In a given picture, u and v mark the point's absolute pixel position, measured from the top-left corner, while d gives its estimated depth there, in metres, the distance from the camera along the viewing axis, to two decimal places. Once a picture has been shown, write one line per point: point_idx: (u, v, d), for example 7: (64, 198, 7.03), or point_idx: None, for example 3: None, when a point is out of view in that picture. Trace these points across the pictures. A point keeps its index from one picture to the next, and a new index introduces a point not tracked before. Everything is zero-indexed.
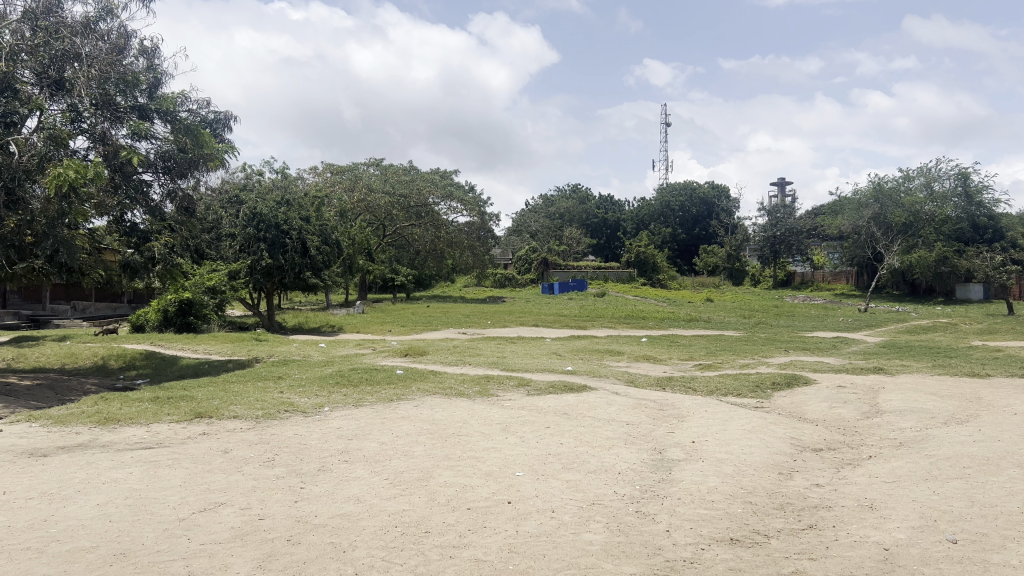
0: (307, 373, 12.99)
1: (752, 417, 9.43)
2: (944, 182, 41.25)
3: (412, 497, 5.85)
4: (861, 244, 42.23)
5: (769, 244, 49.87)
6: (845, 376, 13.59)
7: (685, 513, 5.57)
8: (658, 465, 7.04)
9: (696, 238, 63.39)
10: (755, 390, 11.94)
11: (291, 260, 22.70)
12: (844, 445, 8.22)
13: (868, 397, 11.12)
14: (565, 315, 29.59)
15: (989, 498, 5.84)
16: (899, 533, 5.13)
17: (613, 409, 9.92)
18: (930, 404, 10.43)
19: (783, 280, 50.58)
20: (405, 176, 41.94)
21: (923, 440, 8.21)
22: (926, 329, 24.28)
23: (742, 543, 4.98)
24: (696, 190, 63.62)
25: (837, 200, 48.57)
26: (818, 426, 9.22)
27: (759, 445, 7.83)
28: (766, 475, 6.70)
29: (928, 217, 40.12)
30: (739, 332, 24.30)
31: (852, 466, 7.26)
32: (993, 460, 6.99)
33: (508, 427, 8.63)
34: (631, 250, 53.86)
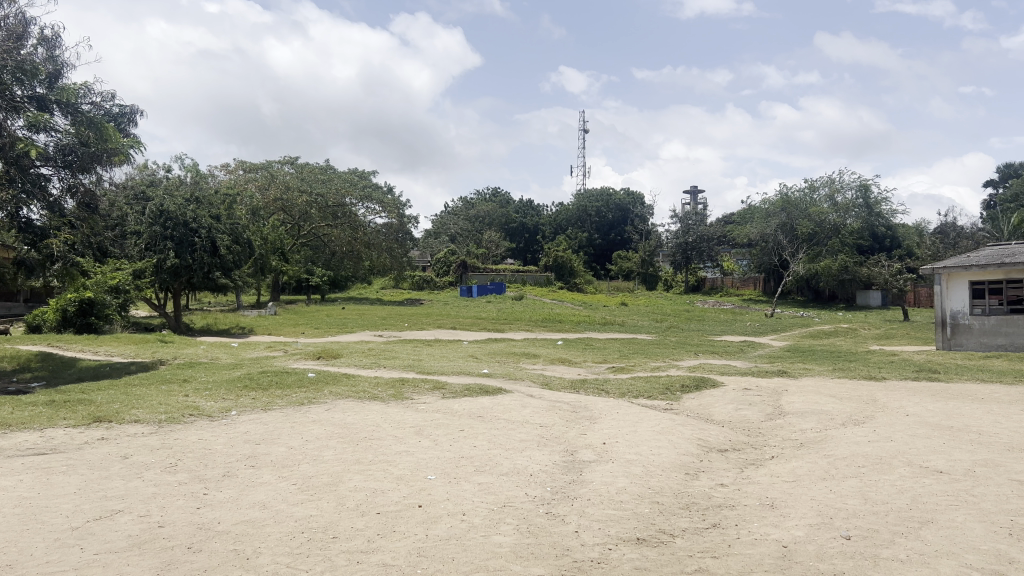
0: (214, 376, 12.60)
1: (661, 419, 9.64)
2: (847, 193, 43.35)
3: (320, 502, 5.75)
4: (768, 252, 43.53)
5: (681, 250, 50.48)
6: (750, 378, 14.04)
7: (594, 514, 5.64)
8: (569, 468, 7.10)
9: (612, 243, 64.36)
10: (666, 392, 12.18)
11: (199, 260, 22.00)
12: (748, 446, 8.47)
13: (772, 399, 11.49)
14: (483, 318, 29.56)
15: (881, 495, 6.11)
16: (797, 530, 5.31)
17: (527, 411, 9.97)
18: (829, 405, 10.87)
19: (694, 286, 51.64)
20: (322, 176, 41.50)
21: (821, 440, 8.54)
22: (829, 334, 25.33)
23: (649, 542, 5.07)
24: (612, 195, 64.90)
25: (746, 209, 50.15)
26: (724, 428, 9.46)
27: (667, 446, 7.99)
28: (673, 476, 6.84)
29: (833, 227, 41.82)
30: (651, 335, 24.87)
31: (754, 466, 7.49)
32: (886, 459, 7.32)
33: (421, 431, 8.57)
34: (549, 254, 53.91)
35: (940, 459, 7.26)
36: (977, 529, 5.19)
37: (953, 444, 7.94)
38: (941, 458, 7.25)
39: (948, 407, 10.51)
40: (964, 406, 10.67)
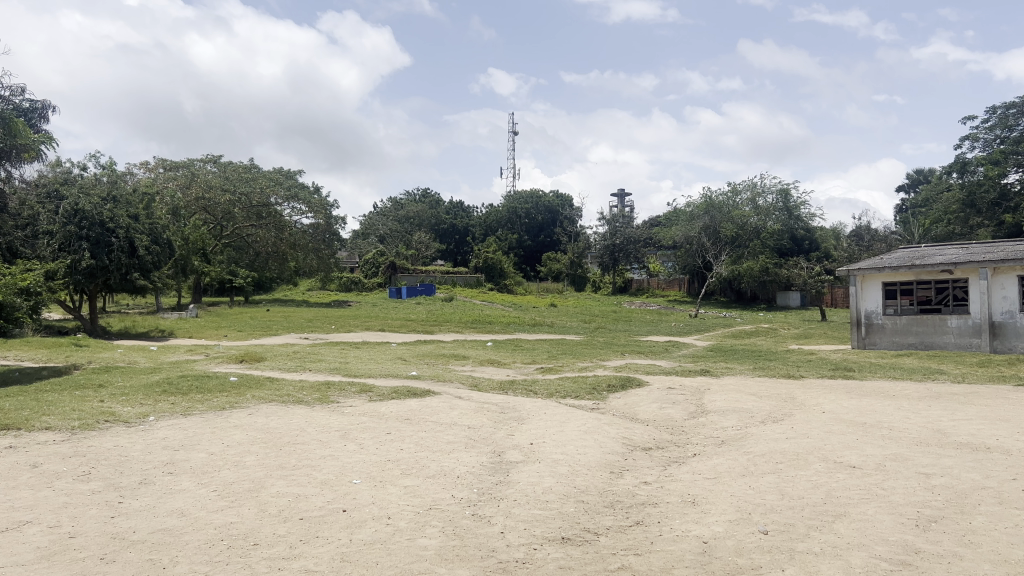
0: (131, 381, 12.21)
1: (588, 418, 9.73)
2: (767, 197, 44.65)
3: (241, 509, 5.64)
4: (693, 254, 44.43)
5: (608, 252, 51.12)
6: (674, 378, 14.30)
7: (519, 515, 5.67)
8: (495, 468, 7.12)
9: (541, 244, 64.74)
10: (592, 392, 12.31)
11: (116, 261, 21.38)
12: (671, 444, 8.63)
13: (695, 398, 11.73)
14: (412, 320, 29.38)
15: (797, 491, 6.30)
16: (717, 526, 5.44)
17: (454, 413, 9.96)
18: (749, 403, 11.16)
19: (621, 287, 52.30)
20: (246, 175, 40.67)
21: (742, 437, 8.76)
22: (751, 333, 26.03)
23: (573, 542, 5.12)
24: (541, 198, 65.31)
25: (672, 211, 51.07)
26: (648, 427, 9.61)
27: (593, 445, 8.08)
28: (598, 475, 6.92)
29: (754, 230, 42.92)
30: (580, 336, 25.13)
31: (677, 464, 7.64)
32: (802, 455, 7.55)
33: (347, 435, 8.48)
34: (479, 255, 53.48)
35: (853, 454, 7.53)
36: (887, 521, 5.40)
37: (865, 440, 8.24)
38: (854, 454, 7.53)
39: (862, 404, 10.89)
40: (877, 402, 11.08)
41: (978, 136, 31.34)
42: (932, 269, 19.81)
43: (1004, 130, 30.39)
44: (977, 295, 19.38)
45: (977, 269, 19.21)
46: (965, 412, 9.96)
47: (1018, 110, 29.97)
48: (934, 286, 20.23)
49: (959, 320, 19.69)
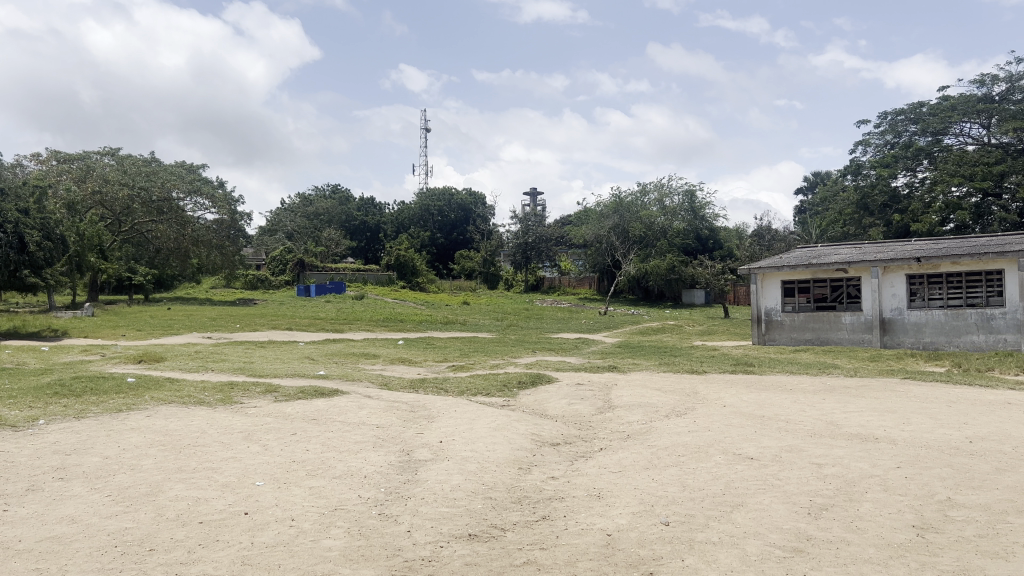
0: (20, 383, 11.61)
1: (497, 415, 9.78)
2: (674, 198, 45.80)
3: (136, 514, 5.44)
4: (602, 252, 44.96)
5: (520, 250, 51.45)
6: (582, 373, 14.51)
7: (426, 513, 5.66)
8: (404, 467, 7.09)
9: (453, 242, 64.64)
10: (502, 389, 12.37)
11: (4, 257, 20.29)
12: (578, 439, 8.76)
13: (602, 394, 11.93)
14: (320, 318, 28.89)
15: (699, 482, 6.48)
16: (621, 518, 5.54)
17: (363, 412, 9.86)
18: (655, 398, 11.42)
19: (533, 285, 52.62)
20: (147, 169, 39.21)
21: (646, 432, 8.96)
22: (657, 330, 26.69)
23: (480, 538, 5.14)
24: (453, 196, 65.18)
25: (582, 211, 51.75)
26: (556, 422, 9.73)
27: (501, 442, 8.12)
28: (506, 471, 6.97)
29: (661, 230, 43.93)
30: (491, 334, 25.23)
31: (584, 458, 7.75)
32: (703, 448, 7.78)
33: (251, 436, 8.29)
34: (391, 252, 52.90)
35: (751, 446, 7.80)
36: (781, 510, 5.61)
37: (763, 432, 8.55)
38: (752, 445, 7.80)
39: (760, 398, 11.30)
40: (774, 396, 11.51)
41: (870, 141, 32.89)
42: (828, 267, 20.67)
43: (894, 135, 31.97)
44: (868, 292, 20.29)
45: (869, 268, 20.13)
46: (856, 404, 10.44)
47: (906, 117, 31.61)
48: (829, 284, 21.12)
49: (853, 316, 20.57)
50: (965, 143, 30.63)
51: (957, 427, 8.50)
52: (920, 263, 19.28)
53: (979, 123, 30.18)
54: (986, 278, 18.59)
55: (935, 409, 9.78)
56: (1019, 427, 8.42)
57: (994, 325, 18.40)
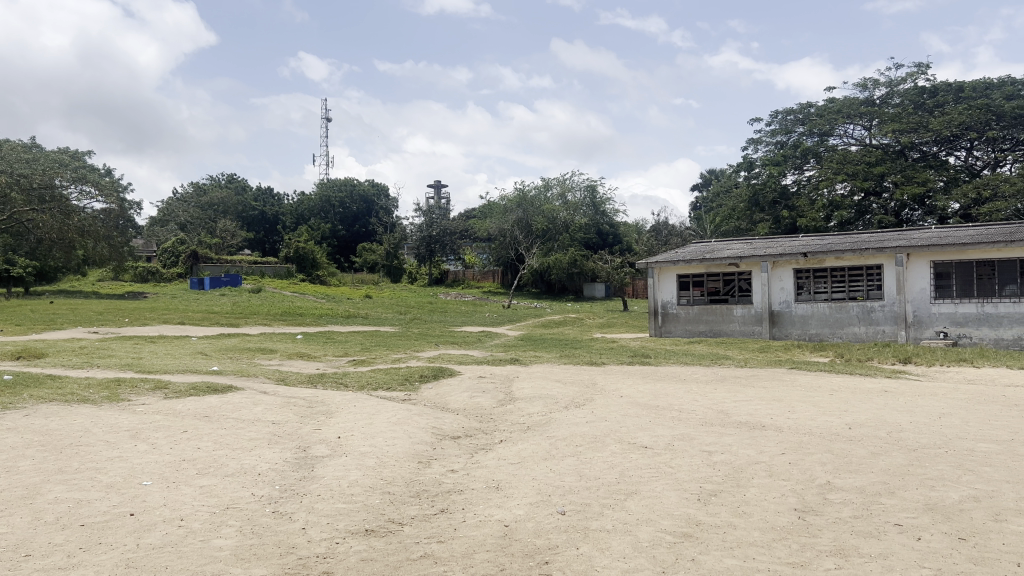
0: None
1: (397, 409, 9.72)
2: (577, 193, 46.57)
3: (11, 518, 5.17)
4: (506, 246, 44.81)
5: (424, 243, 51.28)
6: (484, 366, 14.57)
7: (322, 509, 5.58)
8: (300, 464, 6.96)
9: (355, 235, 63.77)
10: (404, 383, 12.29)
11: None
12: (478, 432, 8.79)
13: (503, 386, 12.01)
14: (215, 312, 28.01)
15: (594, 472, 6.61)
16: (519, 510, 5.60)
17: (258, 409, 9.63)
18: (555, 390, 11.58)
19: (437, 278, 52.37)
20: (26, 155, 37.12)
21: (546, 423, 9.07)
22: (558, 322, 27.04)
23: (377, 533, 5.10)
24: (355, 187, 64.29)
25: (486, 204, 51.87)
26: (457, 415, 9.74)
27: (401, 436, 8.07)
28: (405, 465, 6.94)
29: (563, 224, 44.47)
30: (394, 327, 25.01)
31: (483, 451, 7.79)
32: (600, 438, 7.93)
33: (139, 434, 7.97)
34: (290, 244, 51.62)
35: (646, 435, 8.00)
36: (672, 497, 5.78)
37: (657, 422, 8.78)
38: (647, 435, 8.01)
39: (656, 389, 11.61)
40: (669, 386, 11.85)
41: (761, 140, 34.12)
42: (721, 262, 21.36)
43: (784, 134, 33.24)
44: (759, 286, 21.07)
45: (759, 262, 20.91)
46: (746, 393, 10.84)
47: (795, 117, 33.00)
48: (721, 278, 21.86)
49: (744, 309, 21.34)
50: (849, 144, 32.15)
51: (838, 414, 8.93)
52: (806, 258, 20.13)
53: (862, 125, 31.71)
54: (867, 273, 19.48)
55: (818, 397, 10.26)
56: (894, 413, 8.93)
57: (874, 317, 19.27)
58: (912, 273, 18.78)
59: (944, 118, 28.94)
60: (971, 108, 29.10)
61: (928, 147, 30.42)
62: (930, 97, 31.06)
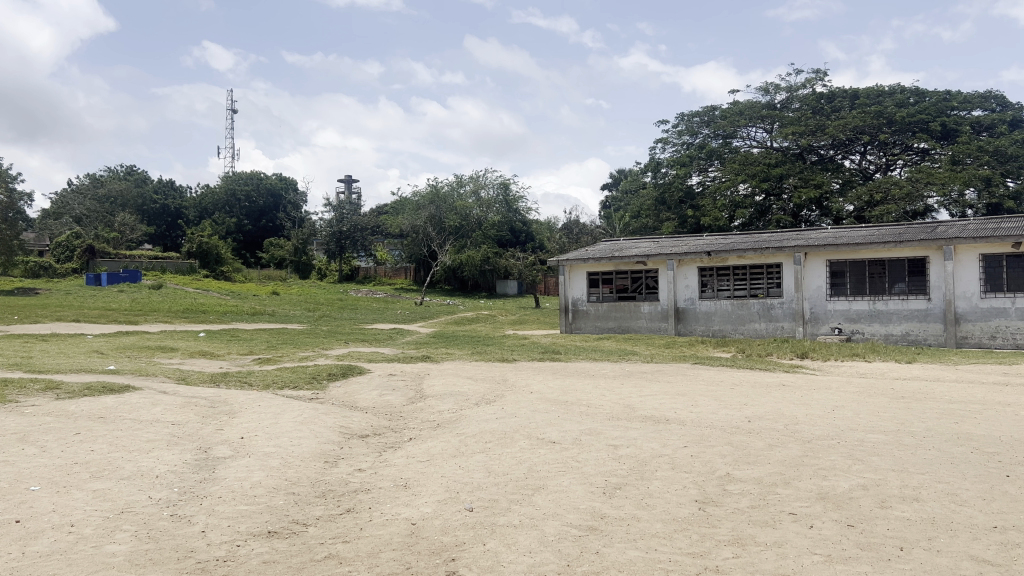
0: None
1: (304, 408, 9.54)
2: (490, 189, 46.74)
3: None
4: (418, 243, 44.10)
5: (334, 239, 49.92)
6: (394, 364, 14.46)
7: (224, 511, 5.43)
8: (201, 465, 6.75)
9: (261, 230, 62.28)
10: (311, 381, 12.08)
11: None
12: (387, 430, 8.71)
13: (413, 383, 11.95)
14: (112, 309, 26.88)
15: (503, 467, 6.65)
16: (426, 507, 5.58)
17: (157, 409, 9.31)
18: (465, 386, 11.58)
19: (347, 274, 51.63)
20: None
21: (455, 420, 9.07)
22: (471, 319, 27.02)
23: (280, 535, 5.00)
24: (262, 180, 62.84)
25: (398, 200, 51.47)
26: (365, 414, 9.63)
27: (307, 435, 7.94)
28: (311, 465, 6.82)
29: (476, 222, 44.52)
30: (301, 325, 24.53)
31: (392, 449, 7.73)
32: (509, 434, 7.98)
33: (26, 438, 7.58)
34: (192, 239, 49.66)
35: (554, 430, 8.09)
36: (578, 491, 5.86)
37: (566, 417, 8.89)
38: (555, 429, 8.10)
39: (565, 384, 11.73)
40: (578, 382, 12.00)
41: (668, 140, 34.85)
42: (629, 260, 21.75)
43: (690, 135, 34.07)
44: (665, 283, 21.57)
45: (666, 260, 21.39)
46: (651, 388, 11.08)
47: (701, 118, 33.84)
48: (629, 275, 22.27)
49: (651, 306, 21.82)
50: (751, 145, 33.20)
51: (738, 407, 9.23)
52: (710, 257, 20.69)
53: (763, 128, 32.82)
54: (767, 271, 20.17)
55: (720, 391, 10.58)
56: (790, 406, 9.28)
57: (774, 314, 19.99)
58: (810, 272, 19.55)
59: (840, 122, 30.24)
60: (865, 114, 30.50)
61: (824, 150, 31.68)
62: (827, 102, 32.34)
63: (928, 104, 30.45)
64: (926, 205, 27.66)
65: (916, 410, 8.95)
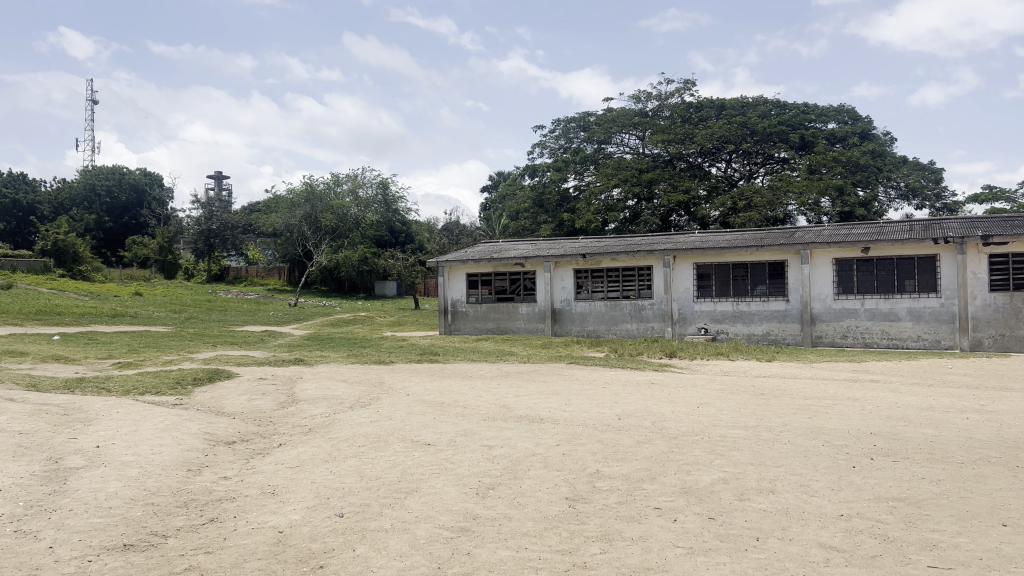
0: None
1: (166, 415, 9.11)
2: (368, 188, 46.21)
3: None
4: (293, 242, 42.96)
5: (203, 237, 47.93)
6: (265, 367, 14.03)
7: (75, 525, 5.12)
8: (50, 477, 6.34)
9: (124, 227, 59.30)
10: (175, 387, 11.55)
11: None
12: (256, 436, 8.44)
13: (285, 387, 11.62)
14: None
15: (375, 471, 6.56)
16: (294, 514, 5.45)
17: (3, 418, 8.67)
18: (339, 390, 11.36)
19: (216, 275, 49.67)
20: None
21: (328, 424, 8.88)
22: (347, 321, 26.56)
23: (136, 547, 4.76)
24: (124, 174, 59.71)
25: (272, 198, 50.10)
26: (233, 419, 9.30)
27: (170, 443, 7.59)
28: (172, 474, 6.52)
29: (353, 221, 43.80)
30: (166, 327, 23.43)
31: (260, 456, 7.50)
32: (383, 437, 7.89)
33: None
34: (46, 236, 46.56)
35: (429, 432, 8.06)
36: (451, 492, 5.86)
37: (441, 418, 8.86)
38: (430, 432, 8.06)
39: (442, 386, 11.71)
40: (454, 383, 11.99)
41: (546, 145, 35.35)
42: (507, 261, 21.94)
43: (566, 141, 34.71)
44: (542, 285, 21.88)
45: (543, 262, 21.69)
46: (527, 388, 11.20)
47: (577, 124, 34.53)
48: (507, 277, 22.47)
49: (528, 307, 22.08)
50: (625, 152, 34.13)
51: (610, 405, 9.45)
52: (585, 259, 21.12)
53: (636, 135, 33.82)
54: (639, 273, 20.76)
55: (593, 391, 10.80)
56: (659, 404, 9.58)
57: (645, 314, 20.61)
58: (678, 274, 20.26)
59: (707, 131, 31.51)
60: (729, 124, 31.90)
61: (693, 157, 32.88)
62: (695, 111, 33.62)
63: (788, 116, 32.17)
64: (785, 211, 29.11)
65: (774, 406, 9.42)
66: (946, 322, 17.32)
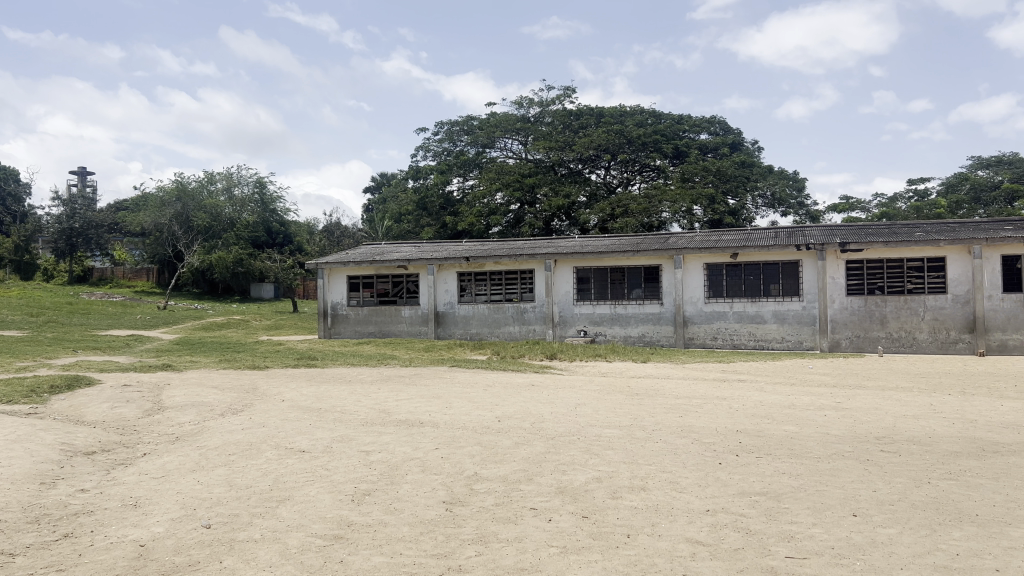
0: None
1: (17, 426, 8.52)
2: (244, 187, 44.73)
3: None
4: (162, 242, 41.09)
5: (63, 237, 45.26)
6: (129, 374, 13.35)
7: None
8: None
9: None
10: (29, 395, 10.82)
11: None
12: (118, 446, 8.03)
13: (151, 395, 11.09)
14: None
15: (246, 480, 6.36)
16: (157, 526, 5.21)
17: None
18: (210, 396, 10.94)
19: (78, 276, 46.90)
20: None
21: (197, 432, 8.54)
22: (221, 325, 25.61)
23: None
24: None
25: (140, 196, 47.83)
26: (93, 429, 8.80)
27: (21, 455, 7.11)
28: (23, 488, 6.11)
29: (228, 221, 42.30)
30: (21, 332, 21.93)
31: (122, 466, 7.14)
32: (255, 445, 7.66)
33: None
34: None
35: (304, 438, 7.88)
36: (325, 499, 5.75)
37: (317, 424, 8.68)
38: (304, 438, 7.87)
39: (318, 391, 11.46)
40: (331, 388, 11.76)
41: (429, 147, 35.23)
42: (389, 264, 21.72)
43: (450, 143, 34.74)
44: (425, 288, 21.78)
45: (426, 265, 21.61)
46: (406, 392, 11.11)
47: (460, 128, 34.61)
48: (390, 279, 22.26)
49: (411, 310, 21.93)
50: (507, 156, 34.43)
51: (489, 408, 9.49)
52: (467, 262, 21.15)
53: (518, 140, 34.18)
54: (521, 277, 20.98)
55: (473, 393, 10.82)
56: (537, 405, 9.70)
57: (526, 317, 20.82)
58: (559, 278, 20.59)
59: (586, 139, 32.19)
60: (608, 132, 32.68)
61: (573, 164, 33.48)
62: (575, 118, 34.26)
63: (663, 126, 33.23)
64: (659, 219, 30.06)
65: (647, 405, 9.70)
66: (807, 324, 18.28)
